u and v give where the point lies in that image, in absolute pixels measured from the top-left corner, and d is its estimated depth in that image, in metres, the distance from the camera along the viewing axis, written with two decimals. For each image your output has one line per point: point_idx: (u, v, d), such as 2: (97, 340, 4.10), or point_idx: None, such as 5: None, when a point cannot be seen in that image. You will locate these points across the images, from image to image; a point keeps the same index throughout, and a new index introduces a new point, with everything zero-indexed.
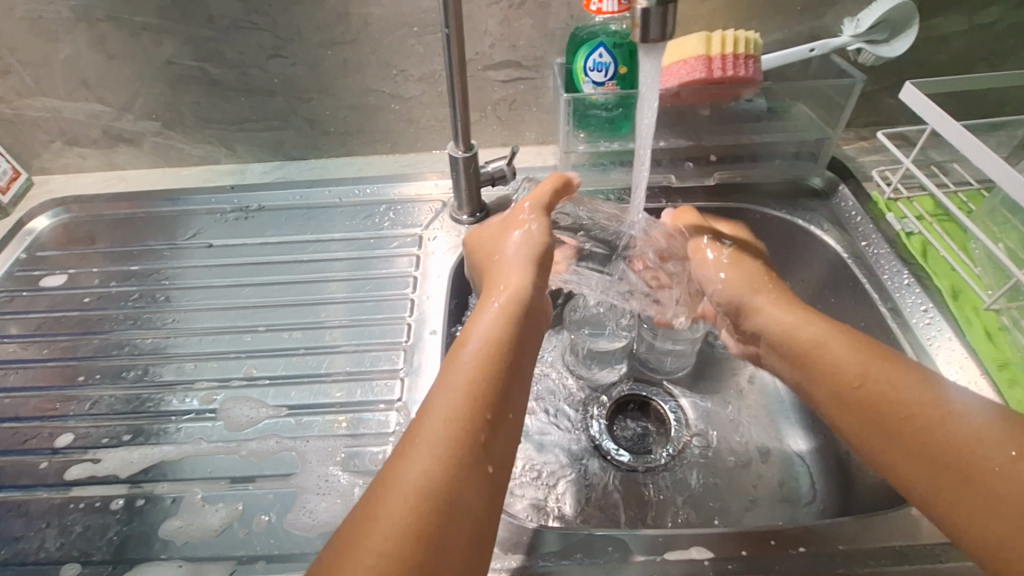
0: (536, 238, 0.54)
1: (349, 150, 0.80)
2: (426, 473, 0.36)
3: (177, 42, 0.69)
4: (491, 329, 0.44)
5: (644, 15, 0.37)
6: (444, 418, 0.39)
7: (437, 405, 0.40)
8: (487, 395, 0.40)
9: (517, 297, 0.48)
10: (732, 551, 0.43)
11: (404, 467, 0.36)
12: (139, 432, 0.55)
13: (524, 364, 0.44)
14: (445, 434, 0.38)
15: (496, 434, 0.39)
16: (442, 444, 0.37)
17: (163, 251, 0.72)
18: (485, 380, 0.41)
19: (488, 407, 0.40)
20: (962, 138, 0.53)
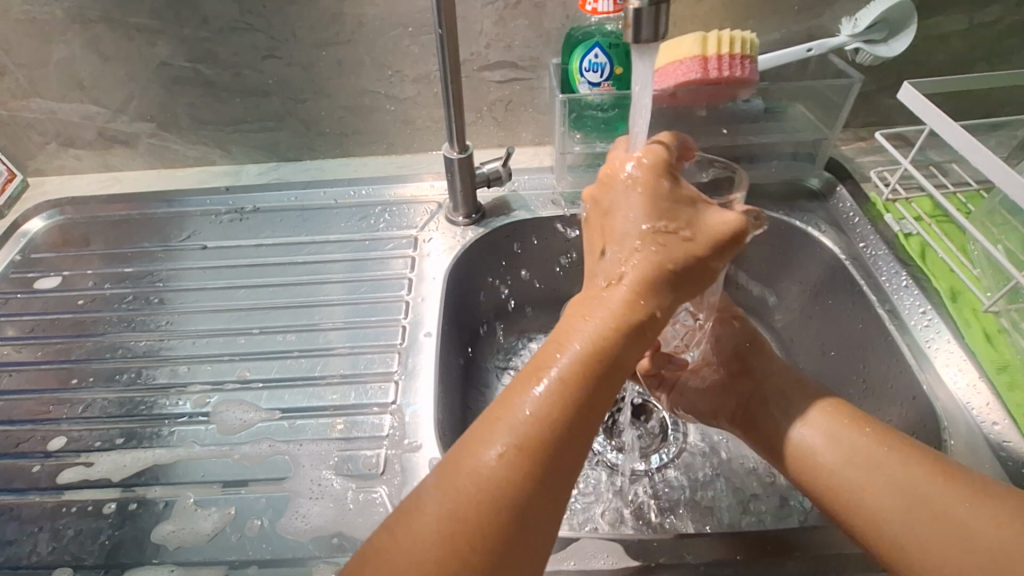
0: (643, 196, 0.41)
1: (345, 150, 0.80)
2: (482, 489, 0.34)
3: (171, 43, 0.69)
4: (596, 339, 0.37)
5: (637, 15, 0.37)
6: (521, 433, 0.35)
7: (519, 413, 0.36)
8: (570, 421, 0.36)
9: (627, 296, 0.39)
10: (728, 554, 0.43)
11: (464, 471, 0.35)
12: (132, 435, 0.54)
13: (613, 388, 0.38)
14: (515, 449, 0.35)
15: (565, 467, 0.35)
16: (510, 463, 0.34)
17: (158, 252, 0.72)
18: (574, 404, 0.36)
19: (564, 439, 0.35)
20: (961, 139, 0.53)
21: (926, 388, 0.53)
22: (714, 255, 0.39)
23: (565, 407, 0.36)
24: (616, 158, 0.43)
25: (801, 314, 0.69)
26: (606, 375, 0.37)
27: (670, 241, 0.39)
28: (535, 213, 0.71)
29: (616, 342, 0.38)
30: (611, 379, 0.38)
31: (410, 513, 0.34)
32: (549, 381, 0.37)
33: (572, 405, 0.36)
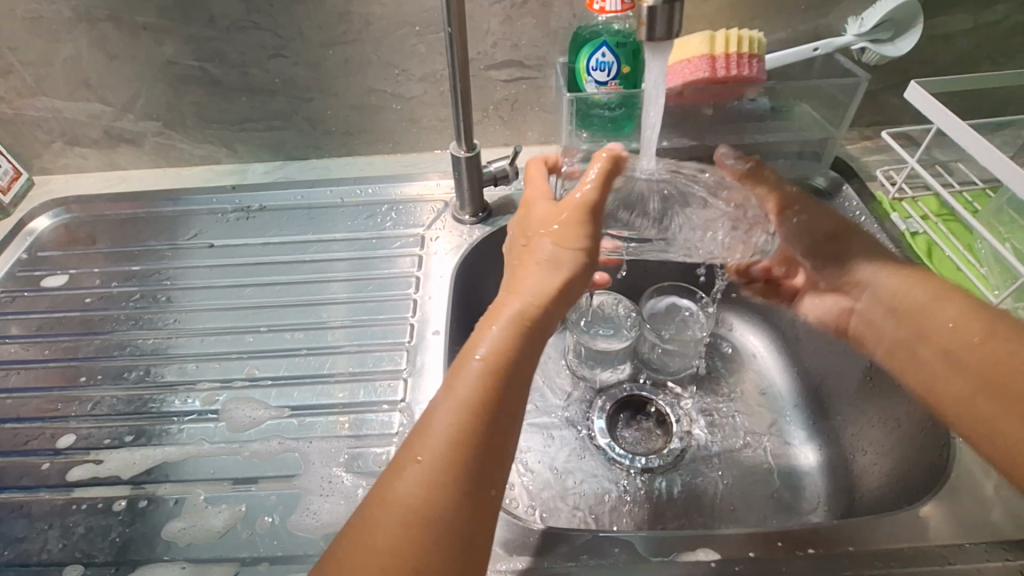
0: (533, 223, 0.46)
1: (351, 150, 0.80)
2: (410, 520, 0.34)
3: (178, 42, 0.69)
4: (495, 352, 0.39)
5: (650, 13, 0.37)
6: (435, 457, 0.35)
7: (430, 440, 0.36)
8: (485, 432, 0.36)
9: (517, 308, 0.41)
10: (739, 552, 0.43)
11: (389, 504, 0.34)
12: (141, 432, 0.54)
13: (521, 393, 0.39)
14: (434, 472, 0.35)
15: (490, 473, 0.36)
16: (430, 486, 0.35)
17: (164, 251, 0.72)
18: (483, 416, 0.37)
19: (479, 454, 0.36)
20: (970, 138, 0.53)
21: None
22: (589, 257, 0.44)
23: (477, 420, 0.37)
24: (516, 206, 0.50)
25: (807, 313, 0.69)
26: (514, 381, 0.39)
27: (555, 253, 0.43)
28: None
29: (518, 348, 0.39)
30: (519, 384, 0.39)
31: (343, 555, 0.34)
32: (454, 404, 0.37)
33: (482, 419, 0.37)
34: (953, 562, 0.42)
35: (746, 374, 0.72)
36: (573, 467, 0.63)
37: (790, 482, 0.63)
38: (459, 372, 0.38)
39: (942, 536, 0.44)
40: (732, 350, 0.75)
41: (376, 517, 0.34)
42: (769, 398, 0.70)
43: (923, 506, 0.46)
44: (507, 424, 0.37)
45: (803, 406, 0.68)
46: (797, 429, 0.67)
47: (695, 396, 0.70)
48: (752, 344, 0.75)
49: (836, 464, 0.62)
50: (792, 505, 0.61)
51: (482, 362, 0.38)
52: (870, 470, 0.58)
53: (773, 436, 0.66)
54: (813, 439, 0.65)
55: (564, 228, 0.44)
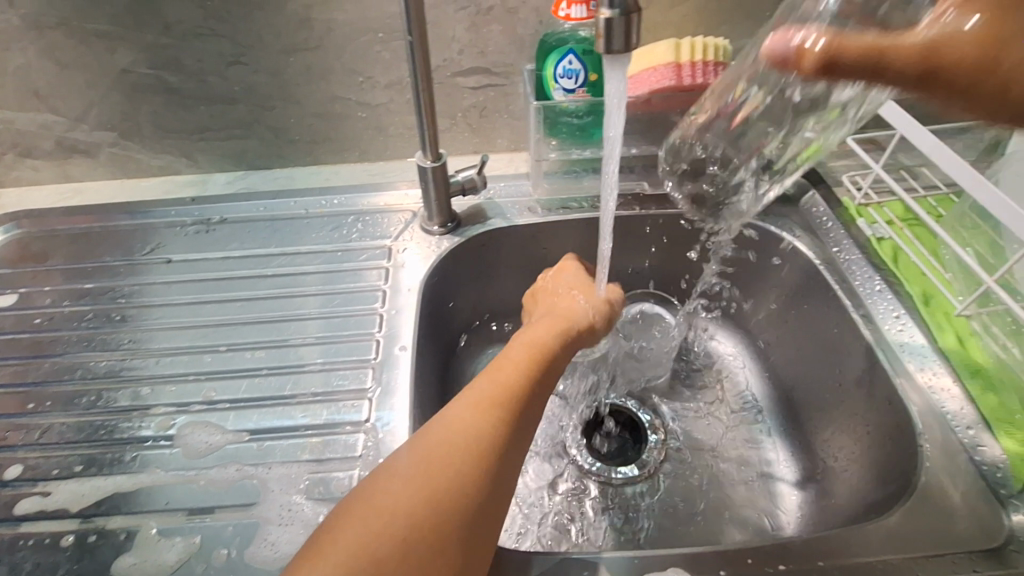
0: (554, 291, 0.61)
1: (316, 158, 0.78)
2: (457, 438, 0.41)
3: (132, 50, 0.66)
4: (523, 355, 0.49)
5: (608, 24, 0.36)
6: (484, 401, 0.44)
7: (484, 390, 0.46)
8: (525, 395, 0.46)
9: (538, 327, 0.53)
10: (710, 571, 0.43)
11: (443, 429, 0.42)
12: (92, 462, 0.52)
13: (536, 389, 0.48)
14: (481, 407, 0.44)
15: (522, 430, 0.44)
16: (478, 416, 0.43)
17: (120, 267, 0.69)
18: (508, 395, 0.45)
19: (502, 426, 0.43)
20: (930, 144, 0.53)
21: (901, 393, 0.53)
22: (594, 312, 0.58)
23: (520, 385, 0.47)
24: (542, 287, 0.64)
25: (778, 318, 0.69)
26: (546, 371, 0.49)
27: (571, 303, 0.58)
28: (510, 221, 0.70)
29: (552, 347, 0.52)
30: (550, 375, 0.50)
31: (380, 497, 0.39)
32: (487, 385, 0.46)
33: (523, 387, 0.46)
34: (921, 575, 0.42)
35: (719, 380, 0.72)
36: (546, 480, 0.62)
37: (764, 491, 0.62)
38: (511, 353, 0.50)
39: (910, 547, 0.44)
40: (705, 355, 0.74)
41: (432, 436, 0.42)
42: (742, 404, 0.69)
43: (891, 516, 0.46)
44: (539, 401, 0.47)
45: (775, 412, 0.68)
46: (771, 436, 0.66)
47: (669, 404, 0.70)
48: (726, 348, 0.74)
49: (808, 470, 0.62)
50: (764, 514, 0.61)
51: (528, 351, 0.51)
52: (841, 477, 0.58)
53: (746, 443, 0.66)
54: (786, 447, 0.65)
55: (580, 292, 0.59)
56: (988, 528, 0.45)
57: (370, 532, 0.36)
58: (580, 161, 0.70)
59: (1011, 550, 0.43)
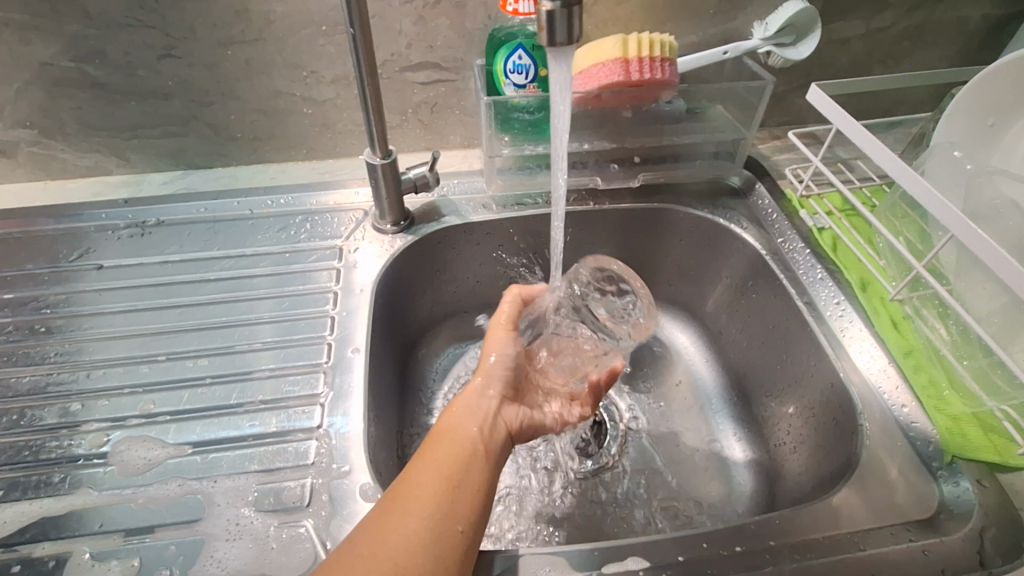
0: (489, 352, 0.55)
1: (260, 156, 0.75)
2: (383, 550, 0.37)
3: (49, 40, 0.61)
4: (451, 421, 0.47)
5: (550, 17, 0.36)
6: (406, 498, 0.40)
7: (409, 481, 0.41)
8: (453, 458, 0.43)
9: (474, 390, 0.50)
10: (668, 558, 0.43)
11: (366, 542, 0.37)
12: (14, 486, 0.48)
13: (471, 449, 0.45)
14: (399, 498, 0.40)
15: (462, 513, 0.40)
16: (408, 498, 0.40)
17: (44, 275, 0.64)
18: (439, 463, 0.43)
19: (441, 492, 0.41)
20: (862, 137, 0.55)
21: (843, 375, 0.55)
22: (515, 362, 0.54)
23: (446, 468, 0.42)
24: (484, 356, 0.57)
25: (730, 309, 0.71)
26: (466, 442, 0.45)
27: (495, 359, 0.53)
28: (465, 218, 0.69)
29: (468, 418, 0.47)
30: (473, 445, 0.45)
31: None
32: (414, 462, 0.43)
33: (445, 472, 0.42)
34: (864, 547, 0.44)
35: (674, 371, 0.73)
36: (504, 474, 0.62)
37: (720, 477, 0.64)
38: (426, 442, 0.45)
39: (853, 523, 0.46)
40: (661, 347, 0.75)
41: (357, 550, 0.37)
42: (698, 395, 0.71)
43: (837, 494, 0.48)
44: (472, 475, 0.43)
45: (729, 400, 0.69)
46: (725, 424, 0.68)
47: (628, 395, 0.71)
48: (681, 340, 0.76)
49: (760, 456, 0.64)
50: (721, 500, 0.62)
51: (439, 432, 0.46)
52: (790, 457, 0.60)
53: (702, 432, 0.68)
54: (741, 434, 0.67)
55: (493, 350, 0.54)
56: (922, 500, 0.47)
57: None
58: (534, 157, 0.70)
59: (943, 518, 0.46)
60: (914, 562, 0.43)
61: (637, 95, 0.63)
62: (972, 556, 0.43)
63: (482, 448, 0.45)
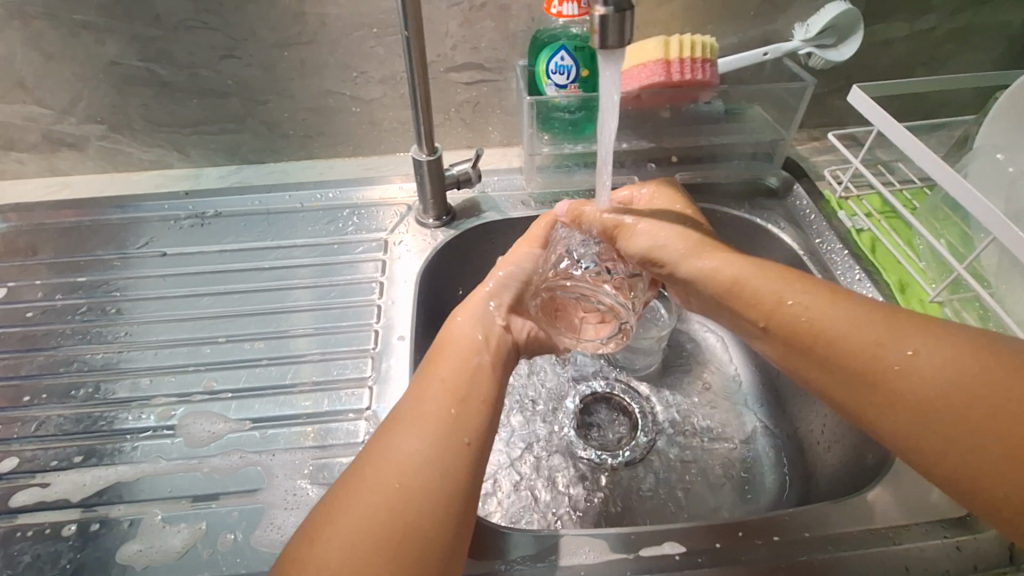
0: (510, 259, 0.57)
1: (310, 153, 0.78)
2: (402, 471, 0.39)
3: (121, 41, 0.66)
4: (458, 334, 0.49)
5: (602, 21, 0.38)
6: (417, 407, 0.43)
7: (423, 390, 0.44)
8: (464, 368, 0.46)
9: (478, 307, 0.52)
10: (704, 544, 0.45)
11: (388, 455, 0.40)
12: (92, 452, 0.52)
13: (484, 359, 0.48)
14: (421, 408, 0.43)
15: (467, 427, 0.42)
16: (426, 404, 0.43)
17: (113, 261, 0.69)
18: (454, 374, 0.45)
19: (455, 397, 0.44)
20: (906, 139, 0.56)
21: None
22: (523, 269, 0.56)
23: (455, 383, 0.45)
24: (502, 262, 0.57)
25: None
26: (474, 355, 0.47)
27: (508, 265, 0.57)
28: (504, 214, 0.71)
29: (476, 328, 0.50)
30: (481, 357, 0.48)
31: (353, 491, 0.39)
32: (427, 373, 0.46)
33: (453, 388, 0.44)
34: (899, 541, 0.45)
35: (708, 369, 0.74)
36: (542, 463, 0.64)
37: (751, 472, 0.65)
38: (436, 356, 0.48)
39: (886, 516, 0.47)
40: (694, 345, 0.76)
41: (378, 462, 0.40)
42: (732, 393, 0.72)
43: (870, 490, 0.49)
44: (478, 387, 0.45)
45: (762, 399, 0.70)
46: (758, 422, 0.69)
47: (660, 390, 0.72)
48: (714, 339, 0.77)
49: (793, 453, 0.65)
50: (751, 495, 0.63)
51: (443, 347, 0.48)
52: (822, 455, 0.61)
53: (736, 429, 0.68)
54: (773, 431, 0.68)
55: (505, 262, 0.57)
56: None
57: (370, 514, 0.38)
58: (572, 155, 0.71)
59: None
60: (947, 558, 0.44)
61: (676, 92, 0.64)
62: (1004, 553, 0.44)
63: (488, 362, 0.47)
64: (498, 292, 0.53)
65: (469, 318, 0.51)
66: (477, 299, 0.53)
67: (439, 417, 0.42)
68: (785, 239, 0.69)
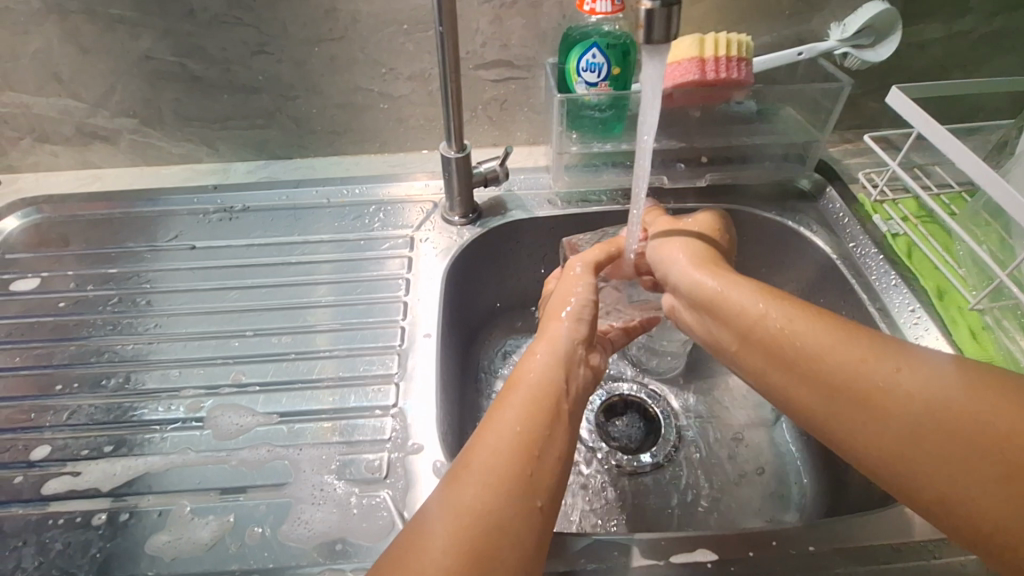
0: (573, 282, 0.53)
1: (337, 149, 0.78)
2: (464, 527, 0.35)
3: (156, 36, 0.67)
4: (535, 372, 0.44)
5: (648, 16, 0.37)
6: (483, 453, 0.38)
7: (494, 434, 0.39)
8: (542, 413, 0.41)
9: (556, 342, 0.47)
10: (736, 553, 0.44)
11: (450, 506, 0.35)
12: (121, 443, 0.52)
13: (562, 405, 0.42)
14: (495, 456, 0.38)
15: (541, 486, 0.37)
16: (500, 450, 0.38)
17: (143, 253, 0.69)
18: (530, 420, 0.40)
19: (531, 450, 0.39)
20: (947, 142, 0.54)
21: None
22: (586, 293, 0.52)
23: (529, 429, 0.40)
24: (569, 283, 0.53)
25: None
26: (551, 398, 0.42)
27: (568, 288, 0.53)
28: (531, 213, 0.71)
29: (554, 368, 0.44)
30: (558, 403, 0.42)
31: (409, 541, 0.34)
32: (501, 412, 0.41)
33: (529, 436, 0.39)
34: (940, 556, 0.44)
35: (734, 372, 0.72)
36: (566, 466, 0.63)
37: (778, 480, 0.63)
38: (511, 392, 0.43)
39: (926, 529, 0.45)
40: None
41: (441, 512, 0.35)
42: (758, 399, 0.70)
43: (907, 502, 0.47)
44: (555, 439, 0.40)
45: None
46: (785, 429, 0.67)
47: (685, 394, 0.71)
48: None
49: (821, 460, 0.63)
50: (780, 503, 0.61)
51: (517, 385, 0.43)
52: None
53: (764, 436, 0.67)
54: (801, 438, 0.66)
55: (568, 285, 0.53)
56: None
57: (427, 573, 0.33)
58: (600, 155, 0.70)
59: None
60: None
61: (711, 91, 0.63)
62: None
63: (566, 409, 0.42)
64: (574, 322, 0.49)
65: (549, 355, 0.46)
66: (554, 332, 0.48)
67: (511, 470, 0.37)
68: (817, 242, 0.67)
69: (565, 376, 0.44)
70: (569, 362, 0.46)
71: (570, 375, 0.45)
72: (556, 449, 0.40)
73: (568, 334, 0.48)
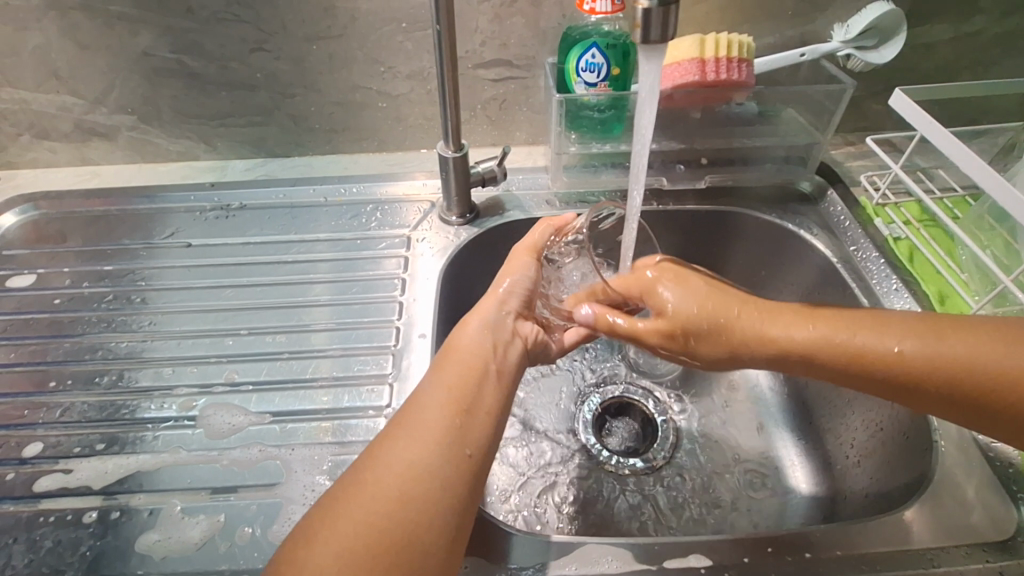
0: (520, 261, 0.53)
1: (335, 147, 0.78)
2: (399, 484, 0.37)
3: (154, 33, 0.67)
4: (469, 340, 0.46)
5: (646, 14, 0.36)
6: (415, 417, 0.41)
7: (425, 399, 0.42)
8: (471, 377, 0.43)
9: (490, 313, 0.49)
10: (731, 558, 0.43)
11: (383, 464, 0.38)
12: (114, 441, 0.52)
13: (491, 367, 0.45)
14: (428, 417, 0.40)
15: (471, 437, 0.40)
16: (430, 410, 0.41)
17: (140, 250, 0.69)
18: (462, 385, 0.42)
19: (463, 413, 0.41)
20: (950, 145, 0.53)
21: None
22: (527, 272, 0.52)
23: (458, 392, 0.42)
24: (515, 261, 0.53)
25: None
26: (481, 363, 0.44)
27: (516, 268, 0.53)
28: (529, 213, 0.70)
29: (487, 337, 0.47)
30: (488, 367, 0.44)
31: (342, 499, 0.37)
32: (433, 378, 0.43)
33: (457, 398, 0.42)
34: (937, 565, 0.43)
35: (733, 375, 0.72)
36: (561, 468, 0.62)
37: (776, 485, 0.63)
38: (445, 359, 0.45)
39: (924, 538, 0.45)
40: None
41: (376, 469, 0.38)
42: (756, 403, 0.70)
43: (905, 510, 0.47)
44: (484, 399, 0.42)
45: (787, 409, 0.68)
46: (783, 433, 0.67)
47: (683, 397, 0.70)
48: None
49: (819, 465, 0.63)
50: (777, 508, 0.61)
51: (452, 352, 0.45)
52: (851, 471, 0.59)
53: (762, 440, 0.66)
54: (799, 443, 0.65)
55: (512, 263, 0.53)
56: (998, 523, 0.46)
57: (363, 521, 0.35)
58: (600, 155, 0.70)
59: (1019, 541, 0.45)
60: None
61: (710, 91, 0.63)
62: None
63: (496, 370, 0.44)
64: (509, 296, 0.50)
65: (482, 324, 0.48)
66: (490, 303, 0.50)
67: (441, 430, 0.40)
68: (817, 245, 0.67)
69: (496, 342, 0.47)
70: (501, 331, 0.48)
71: (503, 342, 0.47)
72: (487, 408, 0.42)
73: (502, 305, 0.50)
